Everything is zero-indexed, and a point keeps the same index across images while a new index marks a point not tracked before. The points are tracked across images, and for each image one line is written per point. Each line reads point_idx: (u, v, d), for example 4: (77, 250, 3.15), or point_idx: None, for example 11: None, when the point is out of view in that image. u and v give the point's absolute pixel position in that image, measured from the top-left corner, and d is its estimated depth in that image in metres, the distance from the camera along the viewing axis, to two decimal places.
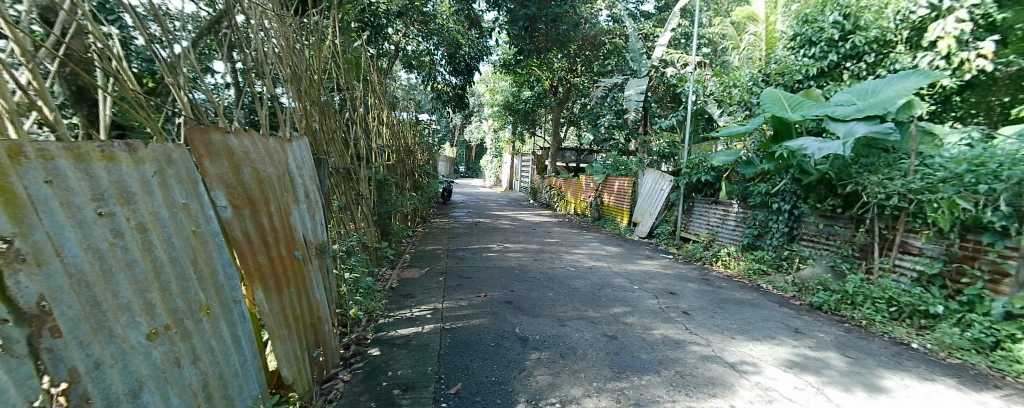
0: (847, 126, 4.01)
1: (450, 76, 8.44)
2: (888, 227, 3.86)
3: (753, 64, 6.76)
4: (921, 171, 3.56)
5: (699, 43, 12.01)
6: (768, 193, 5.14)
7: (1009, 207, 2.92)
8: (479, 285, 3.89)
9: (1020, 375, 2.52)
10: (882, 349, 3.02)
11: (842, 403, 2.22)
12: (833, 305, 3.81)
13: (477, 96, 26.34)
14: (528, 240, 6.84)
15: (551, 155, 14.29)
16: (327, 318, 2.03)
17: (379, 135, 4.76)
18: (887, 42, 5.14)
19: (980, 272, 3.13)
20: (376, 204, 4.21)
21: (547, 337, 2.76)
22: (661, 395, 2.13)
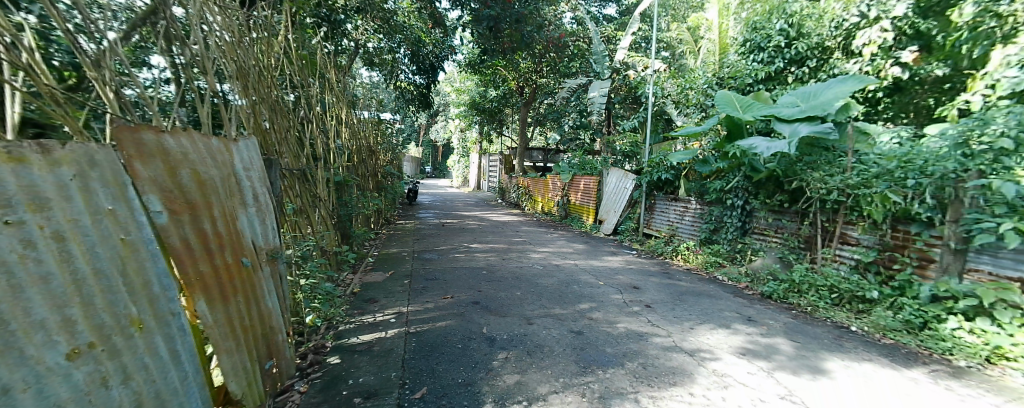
0: (792, 127, 4.29)
1: (414, 75, 8.30)
2: (830, 220, 4.18)
3: (707, 67, 7.12)
4: (857, 168, 3.87)
5: (658, 47, 12.51)
6: (723, 189, 5.41)
7: (932, 199, 3.23)
8: (446, 286, 3.84)
9: (945, 352, 2.79)
10: (824, 333, 3.26)
11: (790, 385, 2.37)
12: (782, 293, 4.08)
13: (442, 95, 26.06)
14: (495, 240, 6.84)
15: (518, 154, 14.38)
16: (281, 328, 1.94)
17: (339, 135, 4.60)
18: (826, 48, 5.52)
19: (910, 259, 3.45)
20: (335, 206, 4.05)
21: (515, 336, 2.76)
22: (625, 387, 2.18)
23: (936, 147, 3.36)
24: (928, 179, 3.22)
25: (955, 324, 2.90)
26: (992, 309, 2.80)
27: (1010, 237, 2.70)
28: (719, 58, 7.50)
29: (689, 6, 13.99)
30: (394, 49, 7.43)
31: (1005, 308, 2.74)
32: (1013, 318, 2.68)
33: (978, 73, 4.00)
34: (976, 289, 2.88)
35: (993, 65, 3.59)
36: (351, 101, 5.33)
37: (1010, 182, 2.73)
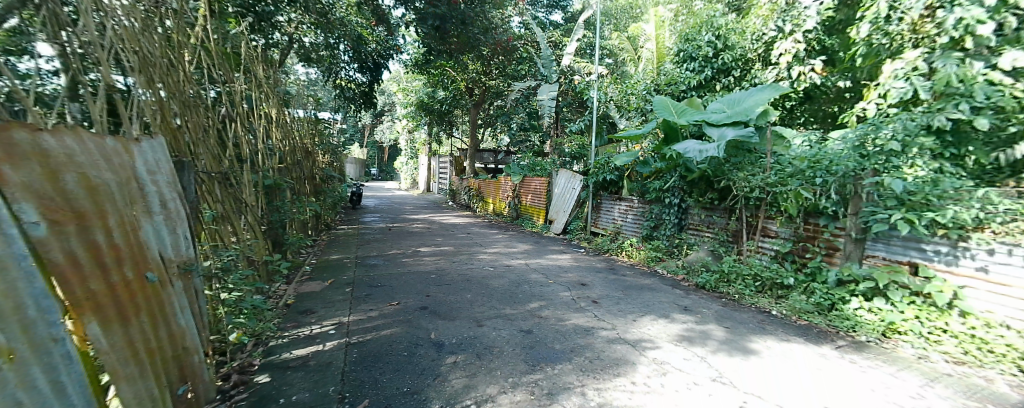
0: (719, 130, 4.65)
1: (356, 73, 8.05)
2: (752, 215, 4.61)
3: (647, 75, 7.57)
4: (775, 168, 4.29)
5: (602, 53, 13.08)
6: (661, 189, 5.77)
7: (836, 195, 3.66)
8: (393, 292, 3.72)
9: (848, 329, 3.19)
10: (749, 318, 3.57)
11: (721, 368, 2.57)
12: (714, 283, 4.43)
13: (388, 95, 25.27)
14: (444, 242, 6.73)
15: (469, 156, 14.32)
16: (197, 348, 1.76)
17: (269, 135, 4.27)
18: (748, 60, 6.12)
19: (819, 249, 3.88)
20: (265, 212, 3.75)
21: (464, 339, 2.73)
22: (572, 381, 2.24)
23: (838, 149, 3.81)
24: (832, 177, 3.66)
25: (857, 305, 3.31)
26: (884, 290, 3.22)
27: (901, 226, 3.05)
28: (656, 66, 8.00)
29: (629, 17, 14.75)
30: (334, 45, 7.06)
31: (896, 289, 3.16)
32: (902, 297, 3.10)
33: (872, 84, 4.57)
34: (872, 272, 3.30)
35: (885, 77, 4.15)
36: (283, 99, 4.97)
37: (898, 179, 3.15)
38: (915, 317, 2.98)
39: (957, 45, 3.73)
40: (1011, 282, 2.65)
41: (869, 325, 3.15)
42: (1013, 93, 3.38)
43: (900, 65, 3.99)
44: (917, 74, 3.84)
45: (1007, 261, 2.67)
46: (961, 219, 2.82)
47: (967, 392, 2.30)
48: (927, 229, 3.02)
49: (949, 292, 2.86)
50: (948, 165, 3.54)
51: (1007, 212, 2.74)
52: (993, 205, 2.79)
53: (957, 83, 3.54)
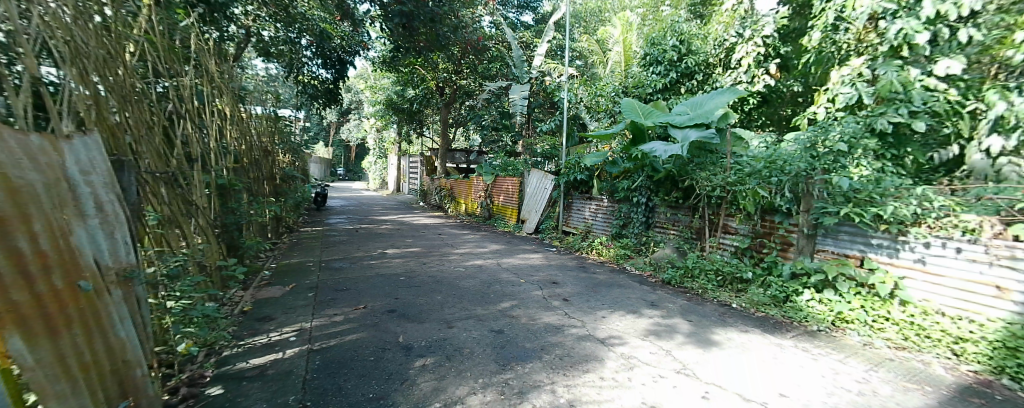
0: (683, 132, 4.83)
1: (320, 69, 7.79)
2: (714, 213, 4.81)
3: (615, 78, 7.78)
4: (734, 168, 4.50)
5: (572, 55, 13.28)
6: (629, 188, 5.93)
7: (790, 193, 3.88)
8: (360, 296, 3.61)
9: (801, 319, 3.40)
10: (711, 311, 3.73)
11: (684, 360, 2.67)
12: (679, 279, 4.59)
13: (355, 93, 24.59)
14: (414, 244, 6.61)
15: (440, 156, 14.17)
16: (140, 360, 1.64)
17: (223, 133, 4.05)
18: (710, 64, 6.42)
19: (775, 244, 4.11)
20: (218, 214, 3.55)
21: (434, 341, 2.69)
22: (543, 379, 2.26)
23: (791, 150, 4.03)
24: (786, 177, 3.87)
25: (809, 296, 3.52)
26: (833, 282, 3.45)
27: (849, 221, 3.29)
28: (624, 68, 8.21)
29: (598, 20, 15.11)
30: (294, 39, 6.74)
31: (843, 280, 3.38)
32: (849, 288, 3.33)
33: (822, 89, 4.85)
34: (822, 265, 3.53)
35: (833, 82, 4.43)
36: (238, 96, 4.71)
37: (844, 179, 3.37)
38: (861, 306, 3.20)
39: (896, 53, 4.03)
40: (946, 272, 2.88)
41: (819, 315, 3.36)
42: (943, 99, 3.71)
43: (846, 70, 4.28)
44: (862, 80, 4.12)
45: (942, 253, 2.90)
46: (900, 214, 3.07)
47: (906, 375, 2.51)
48: (872, 222, 3.25)
49: (891, 283, 3.10)
50: (888, 165, 3.83)
51: (941, 208, 2.98)
52: (929, 201, 3.02)
53: (896, 89, 3.83)
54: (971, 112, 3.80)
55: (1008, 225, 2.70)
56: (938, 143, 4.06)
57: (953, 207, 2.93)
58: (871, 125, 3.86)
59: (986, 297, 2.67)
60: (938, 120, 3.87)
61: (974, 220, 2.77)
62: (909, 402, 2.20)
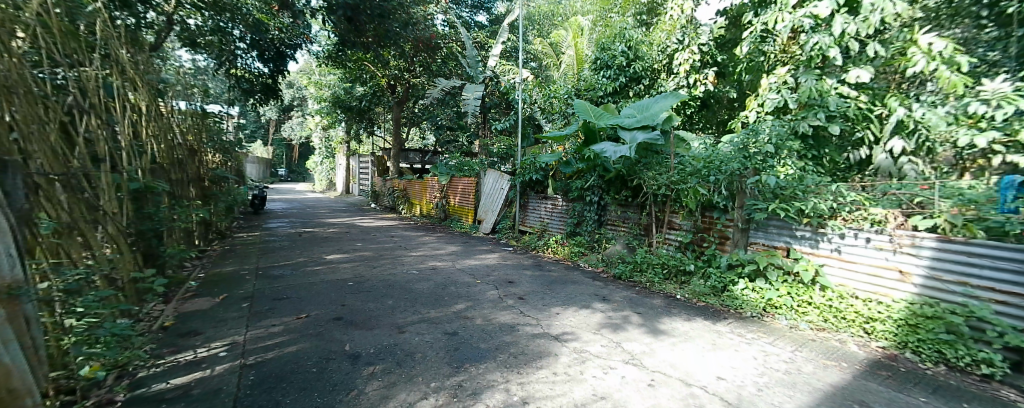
0: (631, 134, 5.05)
1: (256, 62, 7.50)
2: (660, 210, 5.09)
3: (569, 81, 8.03)
4: (677, 168, 4.78)
5: (525, 57, 13.43)
6: (582, 187, 6.11)
7: (726, 191, 4.18)
8: (304, 304, 3.41)
9: (737, 307, 3.70)
10: (658, 303, 3.94)
11: (632, 350, 2.79)
12: (628, 273, 4.83)
13: (299, 89, 23.22)
14: (363, 247, 6.35)
15: (393, 156, 13.75)
16: (29, 389, 1.43)
17: (137, 129, 3.65)
18: (655, 70, 6.82)
19: (713, 239, 4.41)
20: (132, 220, 3.20)
21: (384, 347, 2.60)
22: (497, 379, 2.26)
23: (728, 150, 4.32)
24: (722, 175, 4.16)
25: (743, 285, 3.83)
26: (765, 271, 3.76)
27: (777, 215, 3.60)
28: (577, 72, 8.48)
29: (551, 23, 15.49)
30: (226, 29, 6.38)
31: (772, 269, 3.70)
32: (777, 276, 3.66)
33: (753, 95, 5.24)
34: (754, 256, 3.82)
35: (764, 89, 4.78)
36: (158, 90, 4.26)
37: (771, 176, 3.68)
38: (787, 292, 3.53)
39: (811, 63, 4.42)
40: (858, 259, 3.25)
41: (752, 302, 3.67)
42: (853, 104, 4.19)
43: (773, 79, 4.68)
44: (786, 87, 4.51)
45: (854, 242, 3.27)
46: (818, 209, 3.42)
47: (826, 354, 2.81)
48: (796, 216, 3.60)
49: (812, 271, 3.46)
50: (809, 164, 4.25)
51: (851, 202, 3.33)
52: (842, 196, 3.37)
53: (816, 96, 4.22)
54: (878, 117, 4.38)
55: (907, 217, 3.05)
56: (851, 143, 4.59)
57: (862, 201, 3.28)
58: (795, 128, 4.31)
59: (891, 280, 3.03)
60: (851, 125, 4.41)
61: (880, 213, 3.13)
62: (827, 377, 2.46)
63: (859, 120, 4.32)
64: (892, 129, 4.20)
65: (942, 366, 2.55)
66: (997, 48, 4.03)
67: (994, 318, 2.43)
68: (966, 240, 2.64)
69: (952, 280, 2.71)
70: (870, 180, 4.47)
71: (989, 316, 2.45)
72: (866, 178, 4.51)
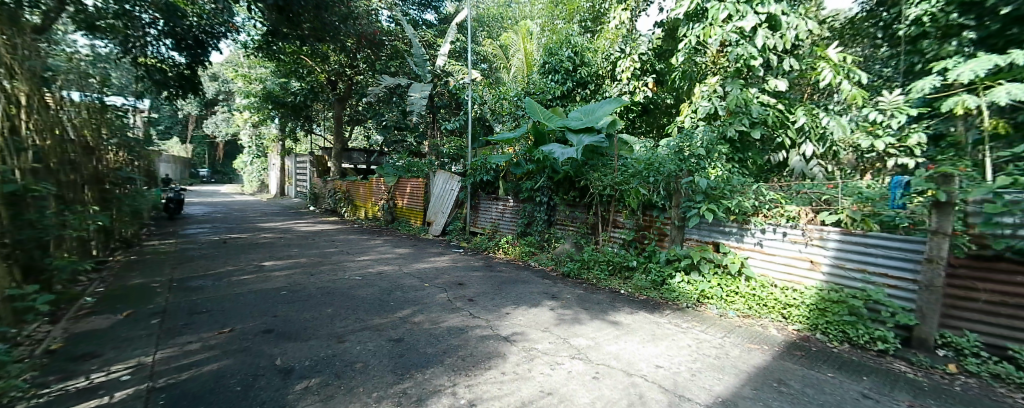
0: (578, 137, 5.19)
1: (171, 51, 6.69)
2: (606, 210, 5.29)
3: (519, 84, 8.16)
4: (620, 169, 5.02)
5: (476, 58, 13.38)
6: (532, 188, 6.22)
7: (664, 191, 4.45)
8: (230, 318, 3.13)
9: (675, 299, 3.97)
10: (603, 298, 4.11)
11: (578, 345, 2.88)
12: (577, 271, 5.01)
13: (225, 82, 21.29)
14: (301, 253, 5.96)
15: (335, 156, 13.05)
16: None
17: (13, 122, 3.11)
18: (599, 76, 7.13)
19: (654, 235, 4.67)
20: (6, 229, 2.73)
21: (320, 359, 2.45)
22: (444, 383, 2.22)
23: (665, 152, 4.59)
24: (660, 177, 4.41)
25: (679, 278, 4.08)
26: (698, 265, 4.04)
27: (708, 214, 3.85)
28: (526, 75, 8.62)
29: (500, 25, 15.57)
30: (133, 13, 5.73)
31: (705, 262, 3.98)
32: (708, 269, 3.95)
33: (687, 102, 5.56)
34: (689, 251, 4.08)
35: (697, 97, 5.07)
36: (43, 79, 3.70)
37: (703, 178, 3.95)
38: (717, 284, 3.83)
39: (738, 75, 4.84)
40: (776, 252, 3.60)
41: (687, 293, 3.95)
42: (773, 112, 4.63)
43: (705, 87, 5.01)
44: (716, 96, 4.86)
45: (774, 236, 3.62)
46: (743, 206, 3.75)
47: (749, 339, 3.09)
48: (724, 214, 3.90)
49: (739, 263, 3.78)
50: (735, 166, 4.65)
51: (770, 200, 3.70)
52: (763, 195, 3.73)
53: (741, 104, 4.61)
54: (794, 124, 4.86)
55: (815, 213, 3.44)
56: (771, 148, 5.08)
57: (779, 200, 3.66)
58: (724, 133, 4.69)
59: (804, 270, 3.40)
60: (771, 130, 4.80)
61: (794, 210, 3.49)
62: (749, 359, 2.71)
63: (778, 126, 4.76)
64: (804, 135, 4.73)
65: (846, 344, 2.92)
66: (890, 65, 4.92)
67: (887, 301, 2.81)
68: (863, 233, 3.04)
69: (853, 267, 3.11)
70: (785, 180, 5.20)
71: (883, 299, 2.82)
72: (782, 177, 5.28)
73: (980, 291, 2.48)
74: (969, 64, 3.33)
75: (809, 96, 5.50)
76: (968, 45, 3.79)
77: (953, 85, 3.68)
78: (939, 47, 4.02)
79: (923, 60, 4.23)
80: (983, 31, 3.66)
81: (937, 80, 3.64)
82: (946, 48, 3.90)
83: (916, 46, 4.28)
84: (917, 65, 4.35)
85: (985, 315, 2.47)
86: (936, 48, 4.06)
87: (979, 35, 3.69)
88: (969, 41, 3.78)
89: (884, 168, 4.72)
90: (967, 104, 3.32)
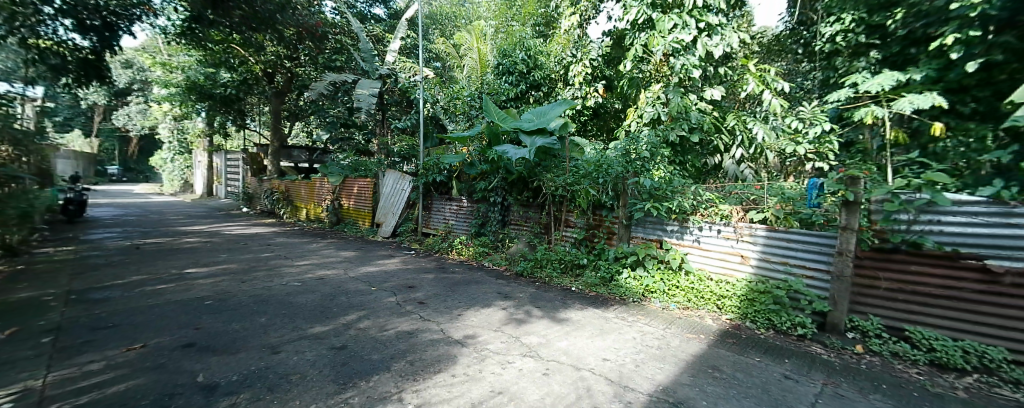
0: (531, 139, 5.24)
1: (71, 33, 5.91)
2: (558, 210, 5.39)
3: (473, 84, 8.17)
4: (571, 170, 5.16)
5: (428, 56, 13.13)
6: (486, 189, 6.21)
7: (612, 192, 4.62)
8: (143, 332, 2.80)
9: (621, 295, 4.16)
10: (555, 296, 4.20)
11: (530, 343, 2.91)
12: (529, 270, 5.11)
13: (142, 71, 19.20)
14: (232, 259, 5.49)
15: (273, 153, 12.18)
16: None
17: None
18: (552, 79, 7.28)
19: (603, 234, 4.82)
20: None
21: (251, 373, 2.26)
22: (390, 390, 2.15)
23: (613, 154, 4.75)
24: (609, 178, 4.59)
25: (626, 274, 4.28)
26: (643, 261, 4.25)
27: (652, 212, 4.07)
28: (480, 75, 8.60)
29: (453, 24, 15.37)
30: None
31: (649, 259, 4.19)
32: (653, 265, 4.17)
33: (633, 107, 5.78)
34: (635, 248, 4.29)
35: (643, 102, 5.32)
36: None
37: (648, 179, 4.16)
38: (660, 278, 4.05)
39: (679, 83, 5.16)
40: (712, 247, 3.87)
41: (633, 288, 4.14)
42: (709, 118, 5.00)
43: (649, 94, 5.24)
44: (659, 102, 5.14)
45: (710, 233, 3.88)
46: (683, 206, 3.99)
47: (688, 328, 3.31)
48: (666, 213, 4.14)
49: (679, 259, 4.02)
50: (676, 168, 4.95)
51: (706, 200, 3.97)
52: (701, 196, 3.99)
53: (681, 110, 4.92)
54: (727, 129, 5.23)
55: (745, 211, 3.75)
56: (708, 152, 5.47)
57: (714, 199, 3.94)
58: (667, 137, 4.98)
59: (735, 263, 3.69)
60: (708, 135, 5.15)
61: (727, 209, 3.78)
62: (688, 348, 2.90)
63: (714, 131, 5.11)
64: (736, 139, 5.15)
65: (771, 330, 3.22)
66: (809, 78, 5.54)
67: (805, 290, 3.15)
68: (786, 230, 3.37)
69: (777, 260, 3.43)
70: (719, 180, 5.63)
71: (802, 288, 3.15)
72: (718, 178, 5.69)
73: (882, 280, 2.84)
74: (877, 79, 3.98)
75: (741, 105, 6.03)
76: (873, 63, 4.33)
77: (860, 98, 4.28)
78: (850, 64, 4.58)
79: (837, 75, 4.80)
80: (884, 52, 4.18)
81: (849, 93, 4.25)
82: (856, 64, 4.47)
83: (832, 62, 4.82)
84: (832, 79, 4.89)
85: (887, 301, 2.83)
86: (847, 65, 4.63)
87: (882, 55, 4.22)
88: (875, 60, 4.31)
89: (803, 172, 5.28)
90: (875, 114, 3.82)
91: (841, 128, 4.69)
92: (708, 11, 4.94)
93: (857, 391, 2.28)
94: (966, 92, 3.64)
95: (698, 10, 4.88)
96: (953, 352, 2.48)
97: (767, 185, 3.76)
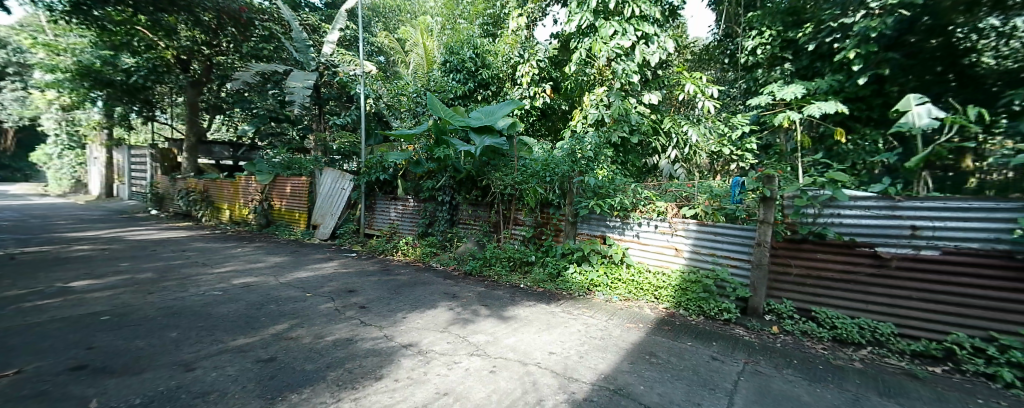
0: (479, 138, 5.16)
1: None
2: (507, 209, 5.41)
3: (418, 79, 7.93)
4: (518, 169, 5.20)
5: (370, 50, 12.55)
6: (433, 187, 6.08)
7: (559, 191, 4.73)
8: (18, 357, 2.39)
9: (567, 289, 4.28)
10: (503, 294, 4.22)
11: (476, 342, 2.90)
12: (478, 268, 5.10)
13: (20, 53, 16.41)
14: (138, 268, 4.86)
15: (190, 149, 10.98)
16: None
17: None
18: (499, 78, 7.27)
19: (551, 232, 4.93)
20: None
21: (159, 394, 2.02)
22: (325, 400, 2.03)
23: (560, 154, 4.83)
24: (555, 177, 4.68)
25: (573, 269, 4.40)
26: (588, 256, 4.41)
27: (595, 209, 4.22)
28: (425, 72, 8.39)
29: (397, 18, 14.82)
30: None
31: (594, 254, 4.36)
32: (597, 260, 4.34)
33: (579, 108, 5.91)
34: (581, 244, 4.44)
35: (588, 104, 5.48)
36: None
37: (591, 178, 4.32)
38: (604, 272, 4.23)
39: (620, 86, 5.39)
40: (650, 241, 4.10)
41: (579, 283, 4.27)
42: (647, 120, 5.30)
43: (593, 96, 5.41)
44: (603, 104, 5.33)
45: (649, 228, 4.12)
46: (624, 203, 4.18)
47: (628, 319, 3.49)
48: (608, 210, 4.33)
49: (621, 253, 4.22)
50: (618, 167, 5.15)
51: (644, 197, 4.20)
52: (640, 193, 4.22)
53: (622, 112, 5.17)
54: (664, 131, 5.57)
55: (679, 207, 4.03)
56: (647, 152, 5.78)
57: (651, 196, 4.17)
58: (610, 137, 5.18)
59: (670, 256, 3.96)
60: (647, 136, 5.45)
61: (663, 205, 4.04)
62: (627, 337, 3.06)
63: (652, 133, 5.42)
64: (671, 140, 5.51)
65: (701, 316, 3.48)
66: (734, 86, 6.06)
67: (730, 278, 3.45)
68: (714, 224, 3.67)
69: (706, 252, 3.73)
70: (656, 178, 5.98)
71: (727, 277, 3.45)
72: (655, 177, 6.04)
73: (793, 267, 3.21)
74: (790, 88, 4.49)
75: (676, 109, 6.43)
76: (786, 74, 4.88)
77: (777, 104, 4.82)
78: (768, 74, 5.08)
79: (756, 84, 5.31)
80: (797, 65, 4.77)
81: (767, 99, 4.73)
82: (773, 74, 4.98)
83: (753, 73, 5.32)
84: (753, 87, 5.40)
85: (797, 285, 3.20)
86: (766, 76, 5.14)
87: (794, 67, 4.80)
88: (788, 71, 4.86)
89: (728, 170, 5.78)
90: (790, 118, 4.30)
91: (761, 131, 5.21)
92: (645, 20, 5.25)
93: (773, 367, 2.54)
94: (862, 100, 4.27)
95: (636, 19, 5.18)
96: (851, 328, 2.84)
97: (697, 183, 4.04)
